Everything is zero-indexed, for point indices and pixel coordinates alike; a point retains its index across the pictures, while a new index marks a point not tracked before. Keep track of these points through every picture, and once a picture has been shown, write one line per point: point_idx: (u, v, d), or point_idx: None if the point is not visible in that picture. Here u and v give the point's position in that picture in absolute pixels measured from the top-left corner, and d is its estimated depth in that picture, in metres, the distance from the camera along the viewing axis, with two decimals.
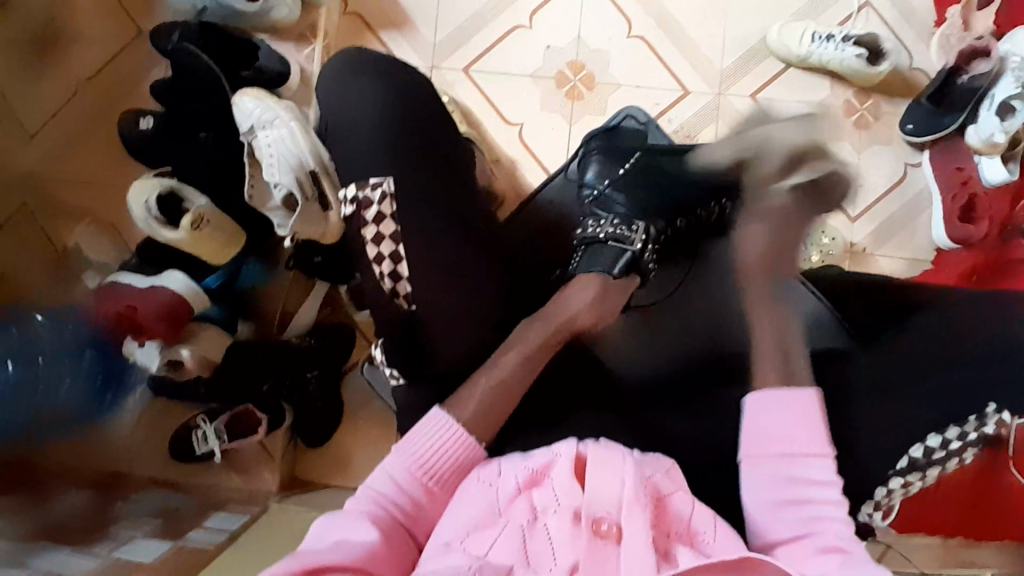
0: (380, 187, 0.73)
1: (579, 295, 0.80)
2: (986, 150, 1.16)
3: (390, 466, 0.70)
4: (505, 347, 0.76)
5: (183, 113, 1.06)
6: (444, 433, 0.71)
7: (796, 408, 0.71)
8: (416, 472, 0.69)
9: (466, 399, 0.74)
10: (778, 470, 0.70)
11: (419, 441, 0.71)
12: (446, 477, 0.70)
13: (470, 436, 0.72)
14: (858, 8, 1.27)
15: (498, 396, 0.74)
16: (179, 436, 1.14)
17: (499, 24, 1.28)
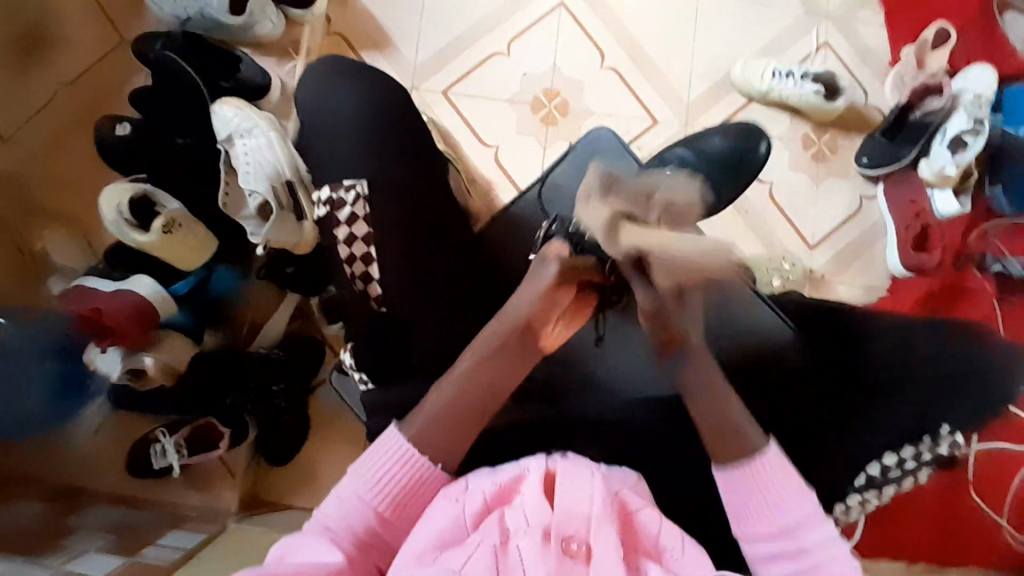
0: (354, 190, 0.75)
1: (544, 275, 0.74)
2: (938, 183, 1.23)
3: (345, 491, 0.68)
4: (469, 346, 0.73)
5: (162, 118, 1.06)
6: (395, 453, 0.69)
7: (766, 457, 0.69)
8: (372, 498, 0.67)
9: (420, 416, 0.71)
10: (764, 516, 0.68)
11: (369, 462, 0.69)
12: (404, 505, 0.68)
13: (419, 453, 0.69)
14: (816, 49, 1.36)
15: (454, 405, 0.71)
16: (137, 449, 1.10)
17: (479, 50, 1.33)
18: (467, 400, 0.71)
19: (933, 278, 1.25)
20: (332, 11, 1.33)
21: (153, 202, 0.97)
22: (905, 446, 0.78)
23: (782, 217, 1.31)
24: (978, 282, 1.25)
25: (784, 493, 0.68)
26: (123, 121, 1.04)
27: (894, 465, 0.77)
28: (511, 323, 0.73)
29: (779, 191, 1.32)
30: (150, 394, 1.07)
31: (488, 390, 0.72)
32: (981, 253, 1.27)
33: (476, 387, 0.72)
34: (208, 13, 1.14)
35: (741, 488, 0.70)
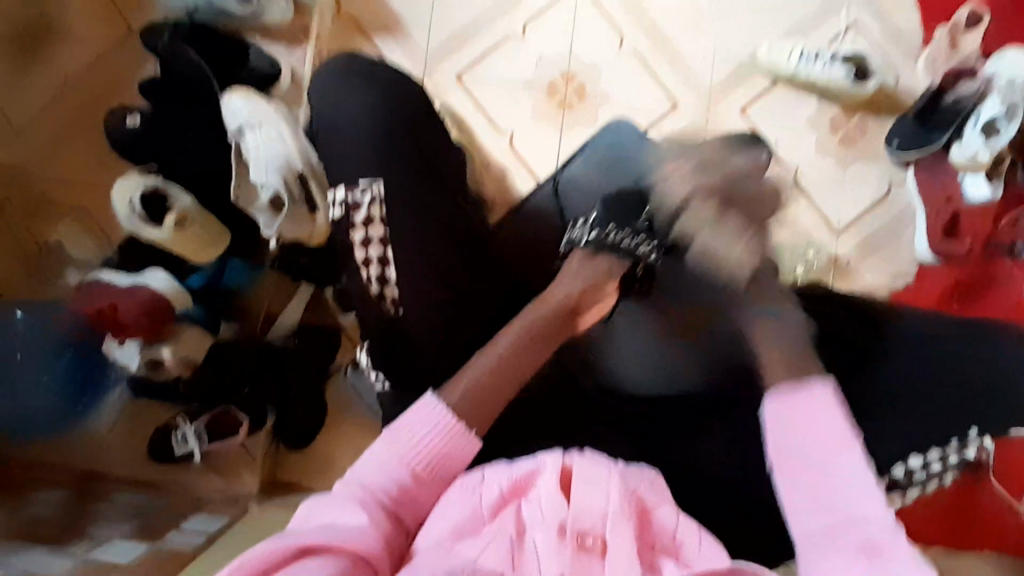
0: (368, 191, 0.73)
1: (567, 277, 0.77)
2: (970, 168, 1.16)
3: (378, 452, 0.65)
4: (500, 334, 0.74)
5: (174, 110, 1.05)
6: (436, 420, 0.66)
7: (819, 405, 0.66)
8: (411, 459, 0.65)
9: (456, 386, 0.69)
10: (813, 480, 0.63)
11: (408, 424, 0.66)
12: (439, 463, 0.66)
13: (459, 419, 0.67)
14: (845, 29, 1.30)
15: (488, 383, 0.70)
16: (158, 435, 1.11)
17: (492, 34, 1.29)
18: (502, 380, 0.71)
19: (960, 267, 1.22)
20: None
21: (165, 197, 0.96)
22: (929, 448, 0.74)
23: (805, 203, 1.28)
24: (1008, 269, 1.21)
25: (826, 436, 0.64)
26: (135, 112, 1.06)
27: (918, 468, 0.74)
28: (550, 305, 0.75)
29: (804, 177, 1.28)
30: (169, 386, 1.08)
31: (523, 368, 0.72)
32: (1011, 240, 1.20)
33: (512, 362, 0.71)
34: (218, 1, 1.13)
35: (791, 432, 0.65)
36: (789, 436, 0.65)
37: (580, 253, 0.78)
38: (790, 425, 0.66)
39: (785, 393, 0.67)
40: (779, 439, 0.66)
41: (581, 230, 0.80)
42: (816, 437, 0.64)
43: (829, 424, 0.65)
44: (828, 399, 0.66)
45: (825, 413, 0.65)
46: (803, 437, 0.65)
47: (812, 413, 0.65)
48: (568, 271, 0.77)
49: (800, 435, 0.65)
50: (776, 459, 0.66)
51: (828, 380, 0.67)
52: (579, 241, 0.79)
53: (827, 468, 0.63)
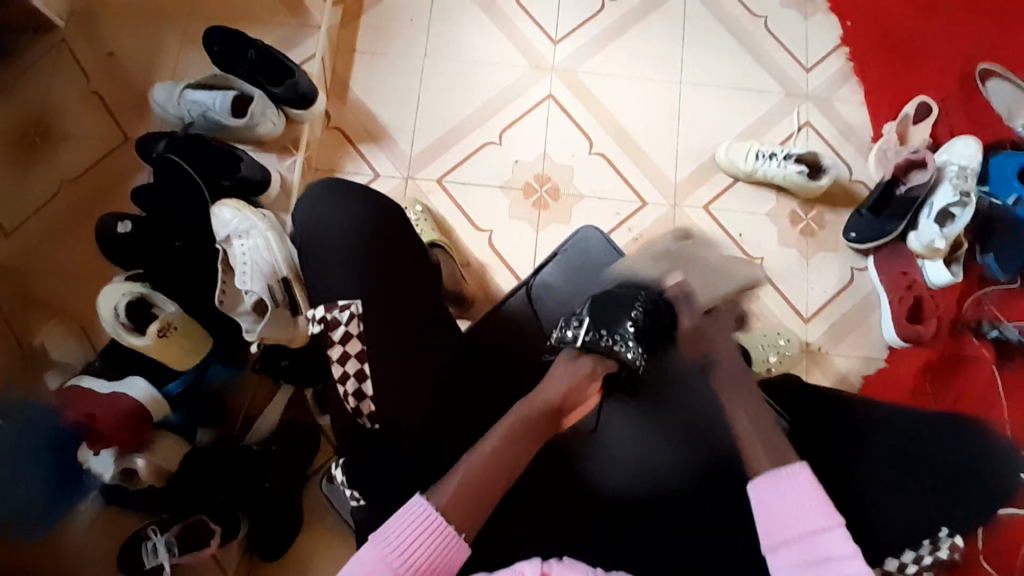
0: (348, 308, 0.76)
1: (563, 376, 0.81)
2: (929, 255, 1.27)
3: (365, 557, 0.65)
4: (492, 429, 0.74)
5: (163, 221, 1.09)
6: (424, 521, 0.67)
7: (792, 484, 0.71)
8: (397, 564, 0.65)
9: (445, 485, 0.70)
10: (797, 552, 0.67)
11: (395, 527, 0.67)
12: (427, 570, 0.66)
13: (447, 522, 0.67)
14: (798, 129, 1.41)
15: (480, 482, 0.70)
16: (124, 551, 1.04)
17: (471, 141, 1.38)
18: (486, 478, 0.70)
19: (928, 348, 1.25)
20: (331, 108, 1.40)
21: (149, 303, 0.98)
22: (903, 549, 0.74)
23: (773, 293, 1.32)
24: (975, 350, 1.25)
25: (810, 512, 0.69)
26: (126, 218, 1.07)
27: (896, 571, 0.73)
28: (539, 406, 0.77)
29: (771, 268, 1.34)
30: (141, 494, 1.04)
31: (511, 465, 0.72)
32: (976, 320, 1.27)
33: (502, 463, 0.72)
34: (210, 115, 1.21)
35: (772, 512, 0.70)
36: (774, 517, 0.70)
37: (569, 353, 0.84)
38: (774, 503, 0.70)
39: (765, 482, 0.72)
40: (768, 516, 0.70)
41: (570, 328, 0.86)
42: (800, 515, 0.69)
43: (805, 500, 0.70)
44: (804, 480, 0.71)
45: (806, 494, 0.70)
46: (784, 514, 0.69)
47: (801, 496, 0.70)
48: (559, 370, 0.81)
49: (780, 514, 0.70)
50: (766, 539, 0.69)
51: (802, 462, 0.73)
52: (574, 341, 0.84)
53: (814, 547, 0.67)
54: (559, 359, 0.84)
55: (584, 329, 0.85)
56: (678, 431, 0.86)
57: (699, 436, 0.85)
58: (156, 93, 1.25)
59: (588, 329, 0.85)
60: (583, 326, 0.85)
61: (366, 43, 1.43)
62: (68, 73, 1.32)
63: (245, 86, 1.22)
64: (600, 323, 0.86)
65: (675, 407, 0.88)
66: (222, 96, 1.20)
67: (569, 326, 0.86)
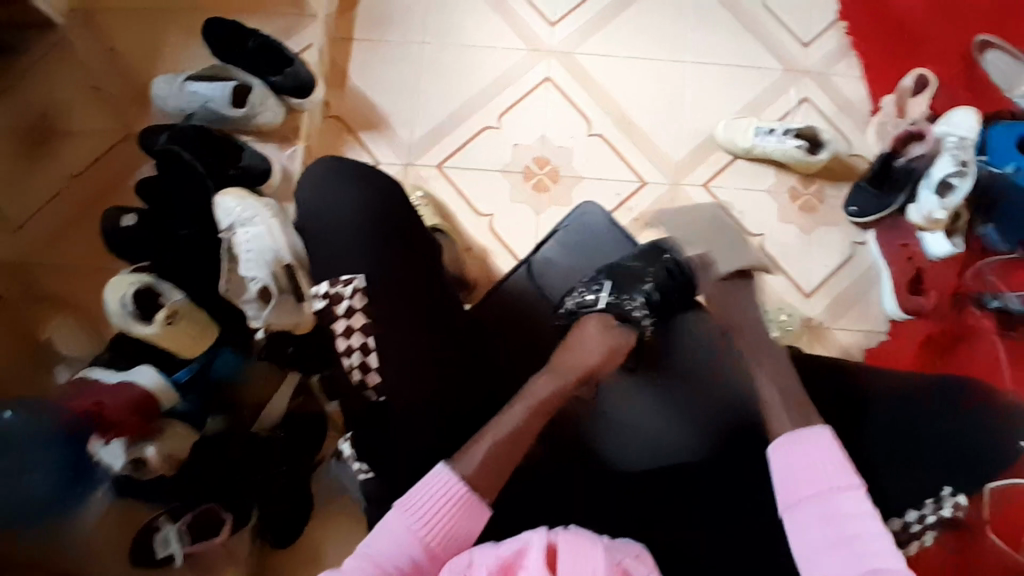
0: (351, 283, 0.77)
1: (584, 342, 0.82)
2: (928, 227, 1.26)
3: (389, 527, 0.66)
4: (513, 401, 0.75)
5: (167, 211, 1.11)
6: (444, 490, 0.68)
7: (813, 446, 0.71)
8: (421, 533, 0.66)
9: (473, 453, 0.71)
10: (814, 507, 0.68)
11: (420, 495, 0.68)
12: (450, 540, 0.67)
13: (471, 490, 0.68)
14: (797, 104, 1.41)
15: (501, 451, 0.71)
16: (139, 537, 1.05)
17: (470, 125, 1.38)
18: (507, 449, 0.71)
19: (926, 321, 1.26)
20: (329, 96, 1.40)
21: (156, 292, 0.99)
22: (908, 510, 0.75)
23: (775, 269, 1.32)
24: (978, 320, 1.25)
25: (831, 472, 0.69)
26: (131, 212, 1.10)
27: (900, 529, 0.75)
28: (571, 375, 0.78)
29: (771, 244, 1.34)
30: (152, 481, 1.05)
31: (533, 434, 0.73)
32: (979, 291, 1.26)
33: (525, 432, 0.73)
34: (212, 106, 1.22)
35: (790, 471, 0.71)
36: (792, 475, 0.71)
37: (596, 320, 0.84)
38: (791, 462, 0.71)
39: (784, 443, 0.73)
40: (787, 476, 0.71)
41: (586, 292, 0.90)
42: (818, 474, 0.69)
43: (826, 459, 0.70)
44: (826, 442, 0.72)
45: (826, 455, 0.70)
46: (802, 472, 0.70)
47: (817, 455, 0.71)
48: (585, 333, 0.83)
49: (799, 471, 0.70)
50: (782, 493, 0.70)
51: (826, 426, 0.73)
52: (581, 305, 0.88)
53: (832, 505, 0.67)
54: (577, 322, 0.85)
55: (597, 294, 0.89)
56: (682, 405, 0.89)
57: (705, 408, 0.88)
58: (155, 86, 1.25)
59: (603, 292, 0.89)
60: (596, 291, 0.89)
61: (363, 30, 1.42)
62: (64, 69, 1.32)
63: (243, 76, 1.22)
64: (614, 288, 0.90)
65: (686, 386, 0.90)
66: (222, 87, 1.20)
67: (582, 293, 0.90)
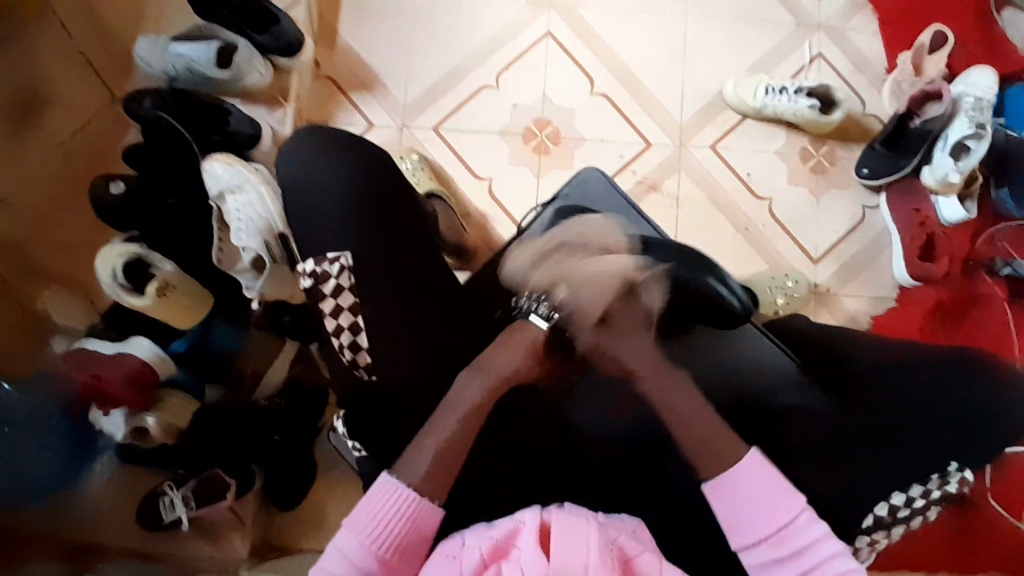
0: (337, 261, 0.74)
1: (514, 346, 0.76)
2: (942, 190, 1.22)
3: (341, 543, 0.66)
4: (443, 409, 0.72)
5: (155, 179, 1.05)
6: (393, 502, 0.67)
7: (754, 479, 0.70)
8: (375, 546, 0.65)
9: (417, 461, 0.69)
10: (770, 545, 0.68)
11: (365, 512, 0.67)
12: (405, 546, 0.67)
13: (416, 496, 0.67)
14: (809, 61, 1.34)
15: (438, 464, 0.69)
16: (146, 504, 1.08)
17: (468, 85, 1.33)
18: (442, 463, 0.70)
19: (938, 288, 1.23)
20: (320, 55, 1.34)
21: (147, 263, 0.97)
22: (911, 484, 0.72)
23: (782, 234, 1.29)
24: (989, 287, 1.23)
25: (779, 506, 0.68)
26: (118, 178, 1.03)
27: (901, 505, 0.71)
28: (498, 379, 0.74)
29: (779, 208, 1.30)
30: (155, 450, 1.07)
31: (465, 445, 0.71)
32: (990, 257, 1.24)
33: (460, 444, 0.71)
34: (195, 67, 1.17)
35: (735, 509, 0.70)
36: (742, 513, 0.69)
37: (535, 330, 0.77)
38: (737, 500, 0.70)
39: (721, 480, 0.70)
40: (733, 519, 0.70)
41: (529, 298, 0.80)
42: (766, 511, 0.68)
43: (768, 492, 0.69)
44: (762, 469, 0.70)
45: (766, 485, 0.69)
46: (750, 508, 0.69)
47: (757, 490, 0.69)
48: (516, 333, 0.77)
49: (746, 509, 0.69)
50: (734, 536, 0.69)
51: (752, 447, 0.71)
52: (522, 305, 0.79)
53: (786, 540, 0.68)
54: (505, 329, 0.79)
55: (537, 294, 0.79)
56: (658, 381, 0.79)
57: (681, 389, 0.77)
58: (138, 48, 1.20)
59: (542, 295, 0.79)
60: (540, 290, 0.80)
61: None
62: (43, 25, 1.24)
63: (229, 36, 1.17)
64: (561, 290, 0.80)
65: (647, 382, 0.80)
66: (206, 47, 1.15)
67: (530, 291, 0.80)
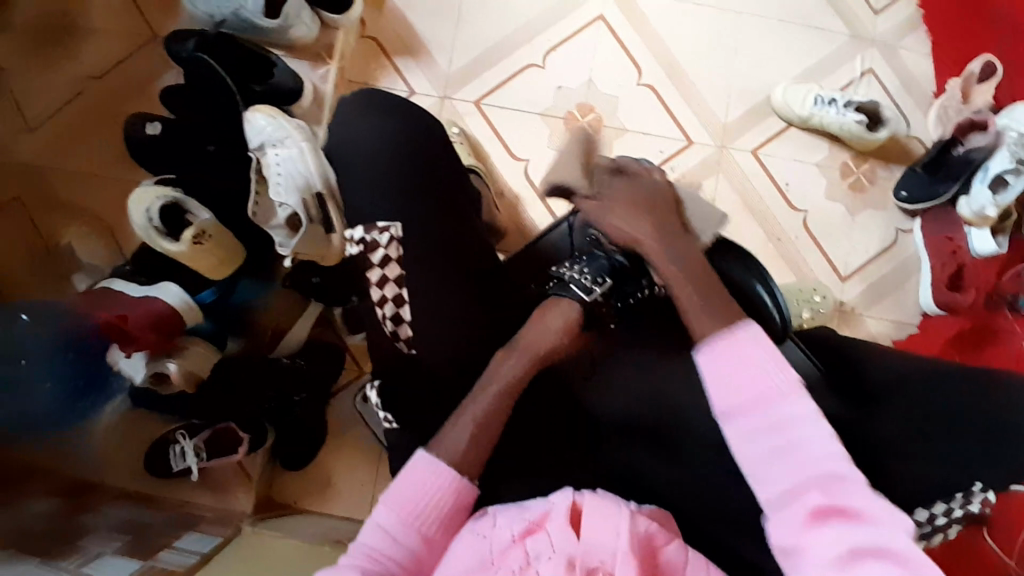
0: (387, 231, 0.74)
1: (553, 319, 0.75)
2: (977, 222, 1.20)
3: (383, 519, 0.66)
4: (486, 380, 0.72)
5: (193, 128, 1.06)
6: (435, 479, 0.67)
7: (741, 346, 0.67)
8: (418, 524, 0.65)
9: (458, 433, 0.70)
10: (753, 420, 0.65)
11: (407, 488, 0.67)
12: (448, 523, 0.67)
13: (462, 476, 0.68)
14: (859, 76, 1.32)
15: (474, 437, 0.69)
16: (155, 449, 1.08)
17: (513, 62, 1.31)
18: (480, 440, 0.70)
19: (962, 317, 1.23)
20: (366, 15, 1.31)
21: (184, 210, 0.96)
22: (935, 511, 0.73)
23: (811, 245, 1.28)
24: (1008, 323, 1.22)
25: (766, 377, 0.66)
26: (155, 119, 1.07)
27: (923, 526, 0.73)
28: (539, 352, 0.73)
29: (812, 221, 1.29)
30: (171, 397, 1.07)
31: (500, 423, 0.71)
32: (1014, 293, 1.23)
33: (495, 421, 0.71)
34: (243, 13, 1.13)
35: (721, 383, 0.67)
36: (728, 380, 0.67)
37: (573, 301, 0.75)
38: (722, 372, 0.67)
39: (710, 346, 0.69)
40: (715, 387, 0.68)
41: (572, 269, 0.77)
42: (753, 381, 0.66)
43: (757, 362, 0.67)
44: (754, 338, 0.68)
45: (761, 354, 0.67)
46: (734, 378, 0.67)
47: (748, 357, 0.67)
48: (550, 309, 0.75)
49: (733, 380, 0.67)
50: (720, 406, 0.67)
51: (748, 320, 0.69)
52: (562, 278, 0.76)
53: (772, 409, 0.65)
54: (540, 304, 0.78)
55: (577, 268, 0.77)
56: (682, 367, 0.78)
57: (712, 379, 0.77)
58: None
59: (582, 270, 0.76)
60: (578, 264, 0.77)
61: None
62: None
63: None
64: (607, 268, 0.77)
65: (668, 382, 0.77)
66: None
67: (567, 263, 0.78)
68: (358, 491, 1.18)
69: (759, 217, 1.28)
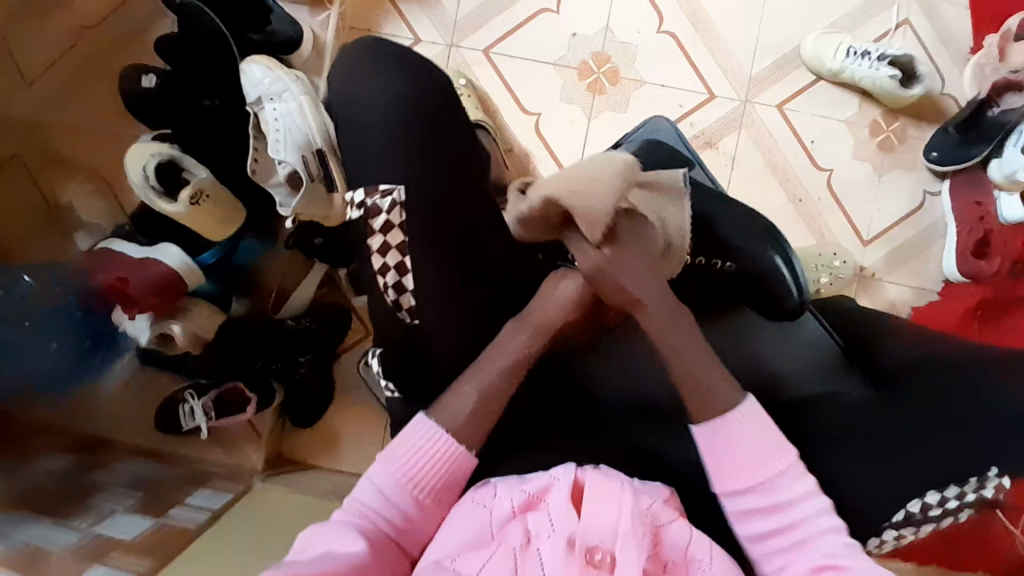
0: (389, 195, 0.71)
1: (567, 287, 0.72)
2: (1007, 185, 1.15)
3: (377, 477, 0.65)
4: (489, 352, 0.70)
5: (189, 76, 1.00)
6: (432, 446, 0.66)
7: (738, 431, 0.65)
8: (411, 488, 0.65)
9: (459, 410, 0.68)
10: (754, 499, 0.64)
11: (404, 450, 0.66)
12: (441, 491, 0.66)
13: (459, 444, 0.66)
14: (896, 26, 1.23)
15: (474, 413, 0.68)
16: (165, 408, 1.09)
17: (524, 7, 1.23)
18: (479, 416, 0.68)
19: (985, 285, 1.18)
20: None
21: (180, 168, 0.93)
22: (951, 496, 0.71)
23: (834, 207, 1.23)
24: None
25: (766, 460, 0.64)
26: (150, 71, 1.00)
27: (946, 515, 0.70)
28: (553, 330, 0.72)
29: (837, 181, 1.23)
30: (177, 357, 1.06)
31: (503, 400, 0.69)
32: None
33: (497, 397, 0.69)
34: None
35: (725, 454, 0.65)
36: (724, 456, 0.65)
37: None
38: (720, 444, 0.65)
39: (708, 424, 0.66)
40: (719, 463, 0.65)
41: None
42: (751, 467, 0.64)
43: (762, 443, 0.65)
44: (749, 418, 0.65)
45: (755, 438, 0.65)
46: (737, 462, 0.65)
47: (743, 439, 0.65)
48: (564, 278, 0.73)
49: (733, 458, 0.65)
50: (718, 485, 0.66)
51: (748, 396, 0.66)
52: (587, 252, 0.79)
53: (770, 495, 0.64)
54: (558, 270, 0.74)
55: None
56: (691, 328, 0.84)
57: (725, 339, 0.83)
58: None
59: None
60: None
61: None
62: None
63: None
64: None
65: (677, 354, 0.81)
66: None
67: None
68: (364, 452, 1.17)
69: (780, 177, 1.23)
